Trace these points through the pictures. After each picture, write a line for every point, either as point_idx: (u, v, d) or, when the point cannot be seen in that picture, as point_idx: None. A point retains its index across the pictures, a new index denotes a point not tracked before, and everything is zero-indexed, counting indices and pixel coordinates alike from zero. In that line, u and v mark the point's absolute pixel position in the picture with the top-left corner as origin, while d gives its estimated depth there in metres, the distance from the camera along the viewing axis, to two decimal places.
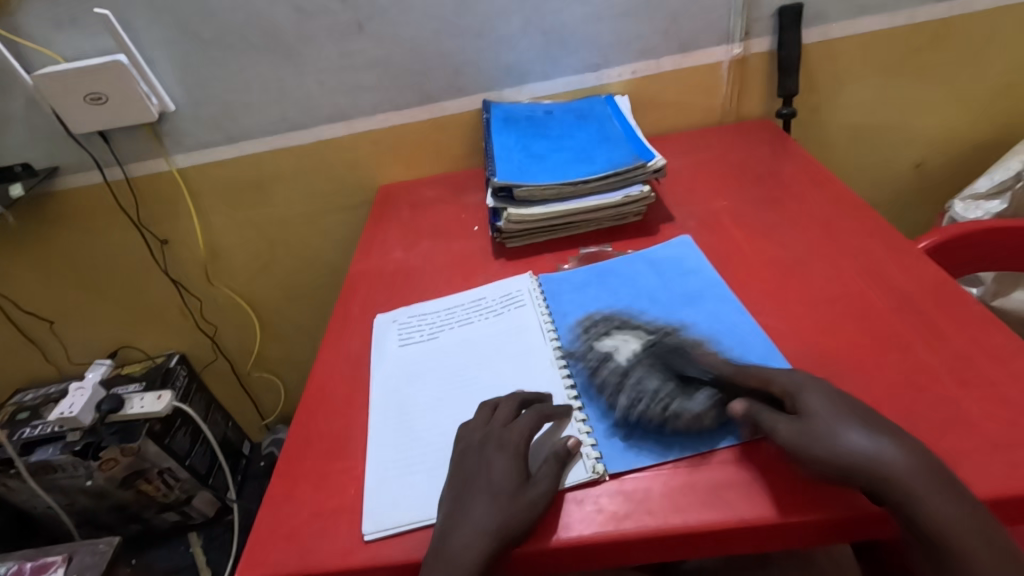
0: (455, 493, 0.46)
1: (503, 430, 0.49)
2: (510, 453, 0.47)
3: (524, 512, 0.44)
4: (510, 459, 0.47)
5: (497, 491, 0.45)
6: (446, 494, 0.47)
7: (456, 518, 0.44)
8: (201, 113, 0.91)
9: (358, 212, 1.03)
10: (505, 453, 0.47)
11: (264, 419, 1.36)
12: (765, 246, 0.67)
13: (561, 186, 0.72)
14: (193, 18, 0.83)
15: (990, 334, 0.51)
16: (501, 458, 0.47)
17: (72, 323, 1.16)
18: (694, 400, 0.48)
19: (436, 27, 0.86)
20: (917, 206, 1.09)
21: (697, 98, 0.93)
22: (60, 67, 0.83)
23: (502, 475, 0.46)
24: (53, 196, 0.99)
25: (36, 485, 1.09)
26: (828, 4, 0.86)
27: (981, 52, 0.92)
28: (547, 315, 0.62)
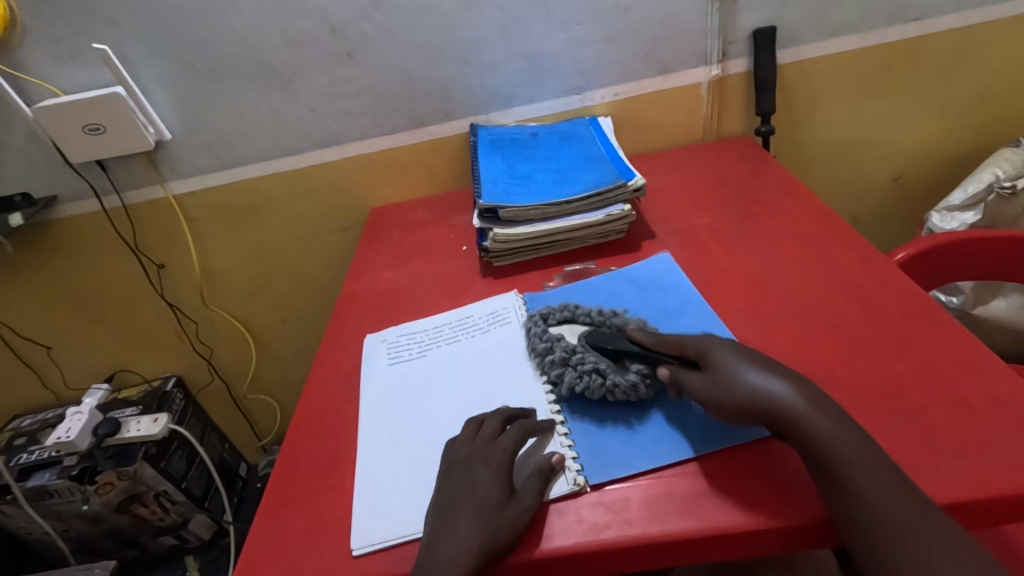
0: (441, 509, 0.47)
1: (488, 446, 0.50)
2: (494, 469, 0.49)
3: (509, 526, 0.45)
4: (495, 475, 0.48)
5: (483, 506, 0.46)
6: (431, 510, 0.48)
7: (441, 533, 0.45)
8: (196, 141, 0.94)
9: (351, 234, 1.05)
10: (490, 469, 0.48)
11: (261, 440, 1.37)
12: (743, 261, 0.69)
13: (544, 207, 0.74)
14: (188, 51, 0.86)
15: (957, 343, 0.53)
16: (486, 474, 0.48)
17: (69, 348, 1.17)
18: (627, 375, 0.53)
19: (423, 55, 0.89)
20: (898, 217, 1.11)
21: (678, 118, 0.96)
22: (60, 100, 0.85)
23: (487, 491, 0.47)
24: (52, 224, 1.01)
25: (32, 511, 1.09)
26: (801, 26, 0.89)
27: (951, 68, 0.95)
28: None
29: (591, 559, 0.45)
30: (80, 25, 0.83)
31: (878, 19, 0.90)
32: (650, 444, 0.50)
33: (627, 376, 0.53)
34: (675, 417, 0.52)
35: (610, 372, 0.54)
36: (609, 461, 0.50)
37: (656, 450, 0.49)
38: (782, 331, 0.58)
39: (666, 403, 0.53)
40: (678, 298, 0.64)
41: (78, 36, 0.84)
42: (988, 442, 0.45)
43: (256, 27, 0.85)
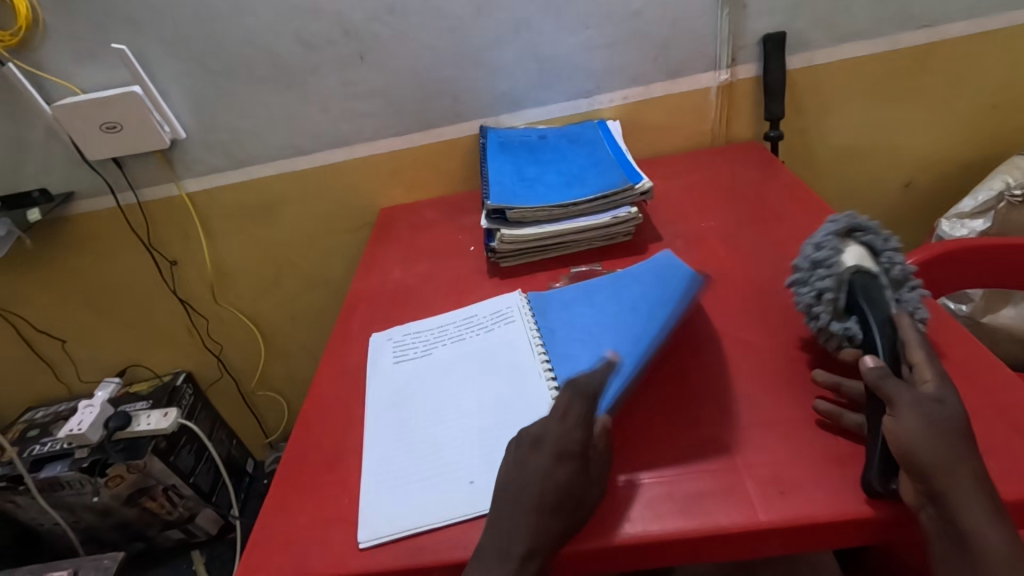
0: (509, 499, 0.46)
1: (562, 433, 0.47)
2: (571, 460, 0.46)
3: (580, 521, 0.46)
4: (574, 467, 0.46)
5: (563, 503, 0.45)
6: (500, 500, 0.46)
7: (519, 527, 0.44)
8: (210, 140, 0.96)
9: (361, 234, 1.06)
10: (569, 463, 0.46)
11: (268, 437, 1.39)
12: (749, 265, 0.70)
13: (552, 208, 0.74)
14: (204, 51, 0.88)
15: (963, 347, 0.53)
16: (565, 469, 0.46)
17: (83, 342, 1.19)
18: (843, 325, 0.51)
19: (435, 57, 0.90)
20: (908, 223, 1.11)
21: (687, 122, 0.96)
22: (78, 99, 0.87)
23: (564, 487, 0.45)
24: (68, 220, 1.03)
25: (44, 502, 1.11)
26: (811, 32, 0.90)
27: (963, 75, 0.95)
28: (535, 332, 0.64)
29: (590, 556, 0.45)
30: (101, 26, 0.85)
31: (889, 24, 0.89)
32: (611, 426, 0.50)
33: (844, 327, 0.51)
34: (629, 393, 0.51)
35: (829, 314, 0.52)
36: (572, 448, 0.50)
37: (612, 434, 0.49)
38: (786, 335, 0.59)
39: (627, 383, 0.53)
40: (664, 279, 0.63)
41: (98, 36, 0.85)
42: (990, 447, 0.45)
43: (270, 29, 0.86)
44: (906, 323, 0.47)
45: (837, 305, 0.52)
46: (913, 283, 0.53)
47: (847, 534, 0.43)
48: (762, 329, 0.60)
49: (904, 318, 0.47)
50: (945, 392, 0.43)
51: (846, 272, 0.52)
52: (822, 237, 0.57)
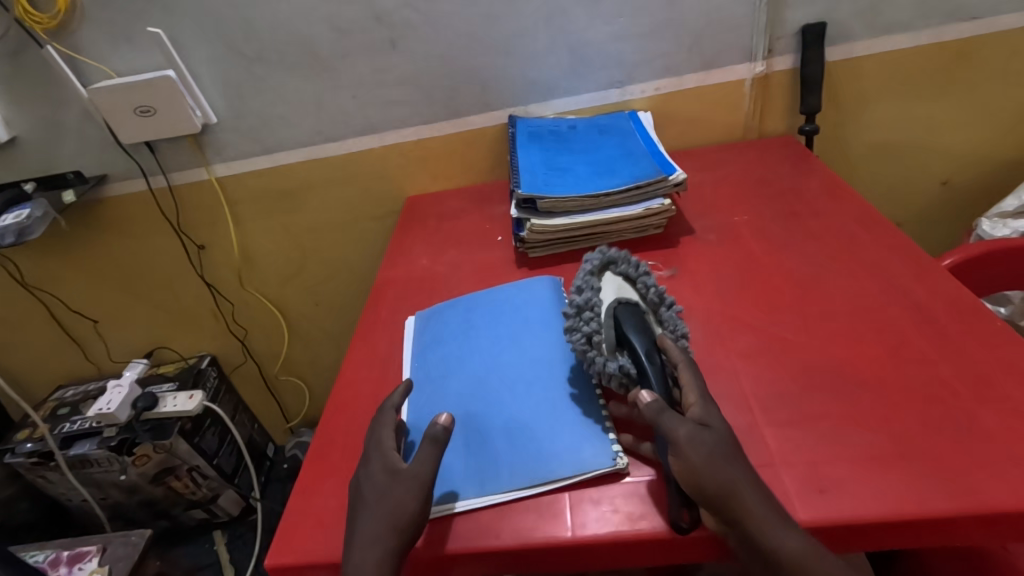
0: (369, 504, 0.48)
1: (385, 433, 0.52)
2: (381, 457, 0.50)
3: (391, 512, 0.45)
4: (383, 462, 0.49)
5: (385, 495, 0.47)
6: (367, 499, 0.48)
7: (355, 519, 0.47)
8: (240, 125, 0.96)
9: (387, 222, 1.06)
10: (379, 460, 0.49)
11: (289, 422, 1.40)
12: (783, 261, 0.68)
13: (583, 199, 0.73)
14: (238, 36, 0.88)
15: (1010, 349, 0.52)
16: (376, 466, 0.49)
17: (113, 323, 1.21)
18: (611, 362, 0.52)
19: (466, 45, 0.89)
20: (944, 223, 1.08)
21: (720, 115, 0.94)
22: (114, 82, 0.88)
23: (374, 483, 0.48)
24: (101, 202, 1.04)
25: (73, 478, 1.13)
26: (851, 23, 0.87)
27: (1009, 70, 0.92)
28: None
29: (622, 547, 0.46)
30: (136, 9, 0.86)
31: (934, 17, 0.87)
32: (581, 423, 0.52)
33: (612, 363, 0.52)
34: (541, 416, 0.53)
35: (599, 352, 0.53)
36: (492, 476, 0.50)
37: (582, 432, 0.51)
38: (823, 332, 0.58)
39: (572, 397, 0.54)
40: (432, 356, 0.63)
41: (134, 20, 0.86)
42: None
43: (303, 14, 0.86)
44: (667, 345, 0.51)
45: (605, 344, 0.53)
46: (670, 303, 0.56)
47: (886, 535, 0.43)
48: (799, 326, 0.59)
49: (661, 343, 0.51)
50: (709, 410, 0.47)
51: (607, 311, 0.54)
52: (582, 278, 0.59)
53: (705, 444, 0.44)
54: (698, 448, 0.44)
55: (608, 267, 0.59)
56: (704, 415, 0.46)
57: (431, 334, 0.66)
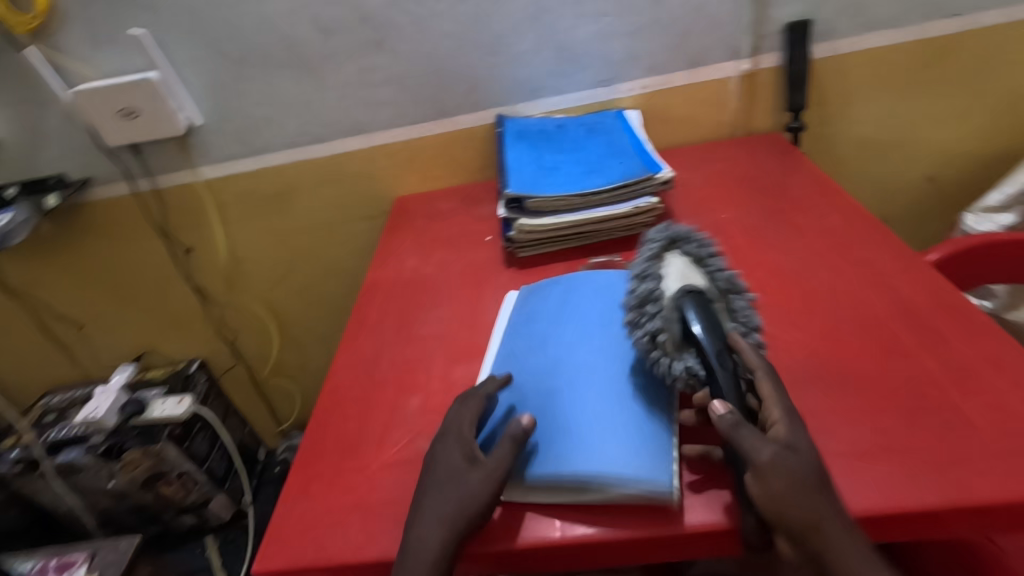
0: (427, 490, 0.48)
1: (465, 424, 0.51)
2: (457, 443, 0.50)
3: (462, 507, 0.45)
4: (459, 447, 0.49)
5: (458, 481, 0.47)
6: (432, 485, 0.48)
7: (421, 494, 0.48)
8: (226, 126, 0.95)
9: (376, 223, 1.06)
10: (457, 447, 0.49)
11: (280, 425, 1.39)
12: (771, 258, 0.68)
13: (571, 198, 0.74)
14: (222, 37, 0.88)
15: (993, 343, 0.52)
16: (450, 452, 0.49)
17: (100, 329, 1.20)
18: (677, 363, 0.49)
19: (452, 44, 0.89)
20: (930, 218, 1.09)
21: (707, 113, 0.95)
22: (96, 84, 0.87)
23: (447, 469, 0.48)
24: (86, 206, 1.03)
25: (61, 485, 1.12)
26: (835, 20, 0.88)
27: (992, 65, 0.92)
28: None
29: (609, 548, 0.46)
30: (117, 10, 0.85)
31: (917, 14, 0.87)
32: (645, 424, 0.49)
33: (679, 363, 0.49)
34: (606, 413, 0.50)
35: (665, 351, 0.50)
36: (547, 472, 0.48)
37: (640, 434, 0.48)
38: (810, 329, 0.58)
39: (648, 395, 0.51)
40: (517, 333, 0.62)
41: (116, 21, 0.85)
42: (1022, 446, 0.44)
43: (287, 15, 0.86)
44: (741, 344, 0.48)
45: (670, 341, 0.50)
46: (741, 292, 0.54)
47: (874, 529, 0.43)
48: (786, 323, 0.59)
49: (733, 343, 0.48)
50: (796, 432, 0.44)
51: (671, 302, 0.51)
52: (643, 264, 0.56)
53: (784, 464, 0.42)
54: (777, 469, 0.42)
55: (673, 246, 0.57)
56: (790, 438, 0.44)
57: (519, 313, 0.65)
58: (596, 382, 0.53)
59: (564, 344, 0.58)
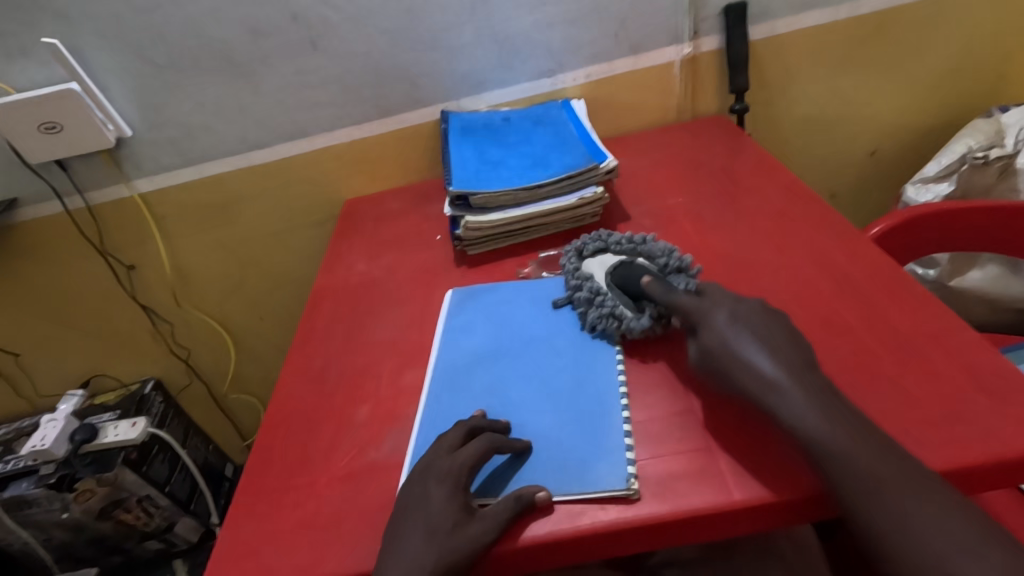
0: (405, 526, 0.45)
1: (447, 459, 0.48)
2: (449, 485, 0.46)
3: (471, 538, 0.43)
4: (450, 492, 0.46)
5: (451, 533, 0.44)
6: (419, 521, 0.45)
7: (399, 532, 0.45)
8: (158, 137, 0.91)
9: (326, 227, 1.03)
10: (445, 485, 0.46)
11: (245, 441, 1.35)
12: (717, 241, 0.69)
13: (517, 192, 0.73)
14: (145, 42, 0.83)
15: (930, 314, 0.53)
16: (441, 491, 0.46)
17: (42, 355, 1.14)
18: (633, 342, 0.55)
19: (389, 40, 0.86)
20: (875, 191, 1.11)
21: (653, 98, 0.94)
22: (12, 98, 0.82)
23: (442, 509, 0.45)
24: (14, 227, 0.98)
25: (11, 522, 1.07)
26: (771, 1, 0.88)
27: (924, 39, 0.95)
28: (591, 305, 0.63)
29: (558, 549, 0.44)
30: (30, 19, 0.80)
31: None
32: (603, 433, 0.50)
33: (635, 333, 0.56)
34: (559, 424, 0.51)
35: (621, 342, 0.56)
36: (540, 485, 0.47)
37: (599, 447, 0.48)
38: None
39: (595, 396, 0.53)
40: (459, 346, 0.62)
41: (29, 31, 0.81)
42: (958, 413, 0.45)
43: (214, 16, 0.82)
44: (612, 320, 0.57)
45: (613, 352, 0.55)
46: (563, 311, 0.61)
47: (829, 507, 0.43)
48: None
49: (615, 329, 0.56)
50: (716, 321, 0.50)
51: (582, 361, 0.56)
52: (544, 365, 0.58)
53: (738, 358, 0.47)
54: (727, 360, 0.48)
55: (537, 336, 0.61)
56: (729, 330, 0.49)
57: (459, 325, 0.64)
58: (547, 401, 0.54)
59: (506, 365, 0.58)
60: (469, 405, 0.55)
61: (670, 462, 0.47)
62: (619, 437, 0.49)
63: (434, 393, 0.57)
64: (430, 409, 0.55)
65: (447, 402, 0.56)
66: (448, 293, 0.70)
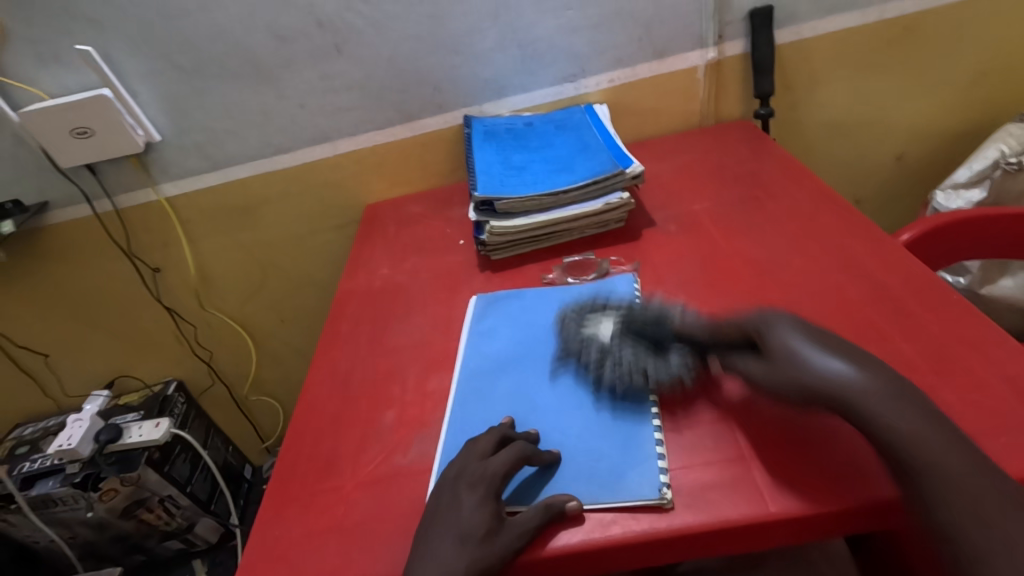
0: (432, 533, 0.45)
1: (479, 464, 0.48)
2: (481, 491, 0.46)
3: (502, 545, 0.43)
4: (482, 498, 0.46)
5: (482, 541, 0.44)
6: (448, 527, 0.45)
7: (428, 536, 0.45)
8: (185, 141, 0.93)
9: (347, 231, 1.04)
10: (476, 491, 0.46)
11: (264, 442, 1.37)
12: (745, 247, 0.68)
13: (542, 197, 0.72)
14: (174, 49, 0.85)
15: (967, 322, 0.52)
16: (471, 497, 0.46)
17: (69, 356, 1.16)
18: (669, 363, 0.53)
19: (414, 46, 0.87)
20: (902, 197, 1.09)
21: (676, 103, 0.94)
22: (45, 104, 0.84)
23: (473, 515, 0.45)
24: (45, 230, 1.00)
25: (37, 519, 1.09)
26: (797, 5, 0.88)
27: (954, 42, 0.93)
28: None
29: (587, 558, 0.44)
30: (63, 26, 0.82)
31: None
32: (632, 440, 0.49)
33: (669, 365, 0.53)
34: (588, 433, 0.51)
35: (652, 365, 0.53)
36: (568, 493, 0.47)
37: (629, 454, 0.48)
38: None
39: (624, 407, 0.52)
40: (484, 352, 0.61)
41: (63, 38, 0.82)
42: (999, 425, 0.44)
43: (242, 23, 0.83)
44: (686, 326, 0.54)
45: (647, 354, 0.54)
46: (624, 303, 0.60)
47: (865, 521, 0.42)
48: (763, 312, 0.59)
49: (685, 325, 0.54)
50: (779, 330, 0.48)
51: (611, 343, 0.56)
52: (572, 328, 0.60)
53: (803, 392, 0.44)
54: (790, 366, 0.46)
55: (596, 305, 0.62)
56: (815, 380, 0.44)
57: (484, 331, 0.64)
58: (574, 408, 0.53)
59: (535, 370, 0.58)
60: (496, 413, 0.54)
61: (704, 470, 0.46)
62: (651, 445, 0.48)
63: (461, 398, 0.57)
64: (456, 415, 0.55)
65: (474, 408, 0.55)
66: (472, 298, 0.70)
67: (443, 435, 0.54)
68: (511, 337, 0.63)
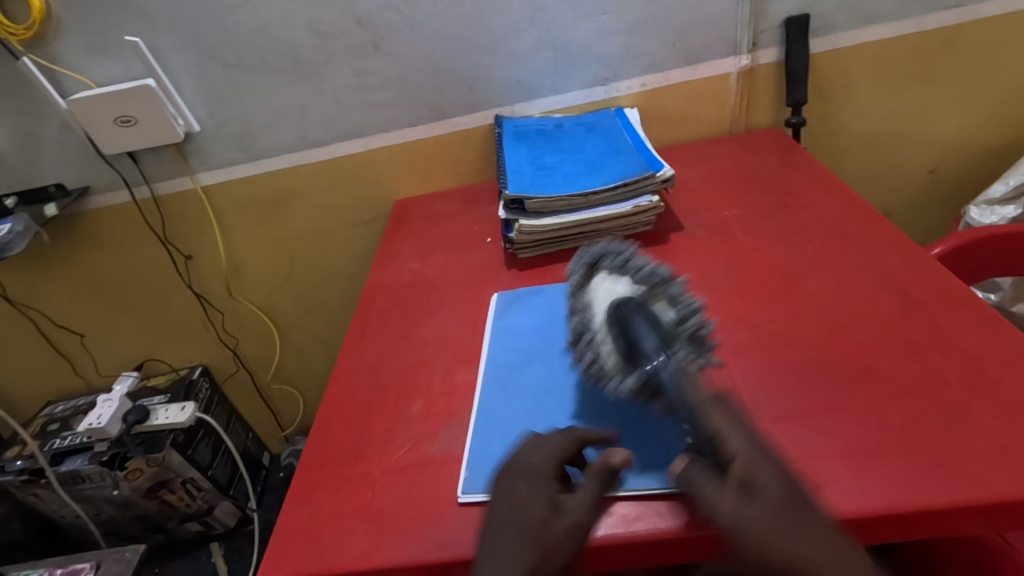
0: (497, 526, 0.44)
1: (526, 454, 0.48)
2: (535, 477, 0.46)
3: (569, 523, 0.43)
4: (538, 484, 0.45)
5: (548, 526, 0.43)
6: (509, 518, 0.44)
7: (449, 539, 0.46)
8: (224, 132, 0.95)
9: (376, 225, 1.05)
10: (531, 479, 0.46)
11: (283, 431, 1.39)
12: (773, 254, 0.68)
13: (571, 198, 0.73)
14: (217, 42, 0.87)
15: (1002, 338, 0.52)
16: (528, 486, 0.45)
17: (101, 338, 1.20)
18: (625, 380, 0.49)
19: (449, 45, 0.88)
20: (933, 211, 1.08)
21: (706, 109, 0.94)
22: (92, 92, 0.87)
23: (535, 502, 0.44)
24: (85, 214, 1.03)
25: (65, 495, 1.12)
26: (834, 14, 0.87)
27: (993, 56, 0.92)
28: None
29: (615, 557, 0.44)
30: (113, 18, 0.84)
31: (916, 6, 0.87)
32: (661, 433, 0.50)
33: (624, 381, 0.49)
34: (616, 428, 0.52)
35: (610, 372, 0.51)
36: None
37: (657, 447, 0.49)
38: (815, 325, 0.57)
39: (652, 404, 0.53)
40: (508, 348, 0.62)
41: (112, 30, 0.85)
42: None
43: (284, 19, 0.86)
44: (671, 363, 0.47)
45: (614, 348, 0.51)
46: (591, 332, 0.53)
47: (887, 529, 0.42)
48: (791, 319, 0.59)
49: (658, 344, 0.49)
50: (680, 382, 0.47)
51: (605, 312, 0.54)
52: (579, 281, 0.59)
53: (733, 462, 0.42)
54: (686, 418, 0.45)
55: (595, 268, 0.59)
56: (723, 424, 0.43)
57: (508, 327, 0.65)
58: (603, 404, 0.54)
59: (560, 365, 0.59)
60: (523, 406, 0.55)
61: None
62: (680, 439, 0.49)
63: (487, 391, 0.58)
64: (483, 408, 0.56)
65: (500, 401, 0.56)
66: (495, 296, 0.71)
67: (471, 426, 0.55)
68: (537, 332, 0.63)
